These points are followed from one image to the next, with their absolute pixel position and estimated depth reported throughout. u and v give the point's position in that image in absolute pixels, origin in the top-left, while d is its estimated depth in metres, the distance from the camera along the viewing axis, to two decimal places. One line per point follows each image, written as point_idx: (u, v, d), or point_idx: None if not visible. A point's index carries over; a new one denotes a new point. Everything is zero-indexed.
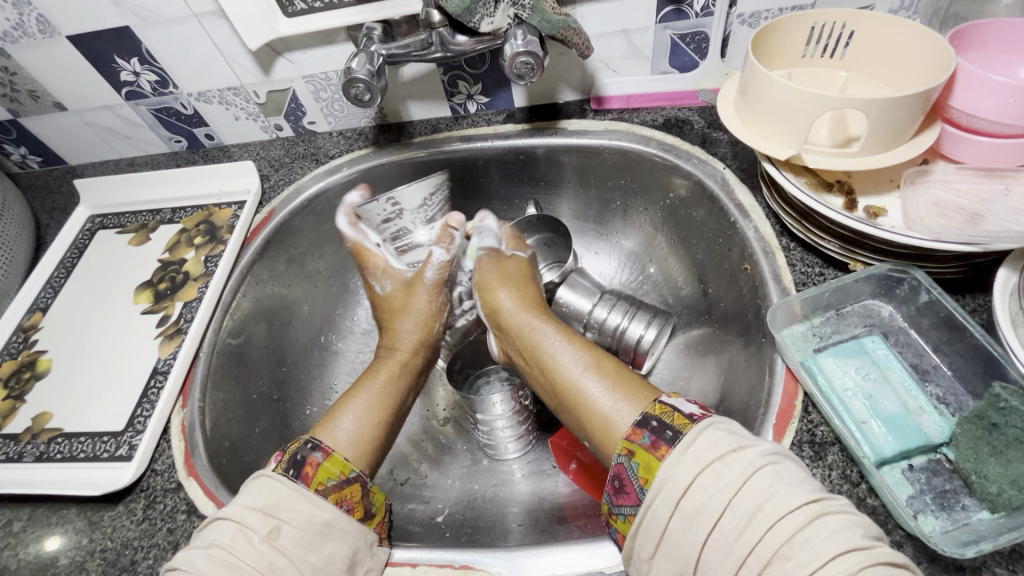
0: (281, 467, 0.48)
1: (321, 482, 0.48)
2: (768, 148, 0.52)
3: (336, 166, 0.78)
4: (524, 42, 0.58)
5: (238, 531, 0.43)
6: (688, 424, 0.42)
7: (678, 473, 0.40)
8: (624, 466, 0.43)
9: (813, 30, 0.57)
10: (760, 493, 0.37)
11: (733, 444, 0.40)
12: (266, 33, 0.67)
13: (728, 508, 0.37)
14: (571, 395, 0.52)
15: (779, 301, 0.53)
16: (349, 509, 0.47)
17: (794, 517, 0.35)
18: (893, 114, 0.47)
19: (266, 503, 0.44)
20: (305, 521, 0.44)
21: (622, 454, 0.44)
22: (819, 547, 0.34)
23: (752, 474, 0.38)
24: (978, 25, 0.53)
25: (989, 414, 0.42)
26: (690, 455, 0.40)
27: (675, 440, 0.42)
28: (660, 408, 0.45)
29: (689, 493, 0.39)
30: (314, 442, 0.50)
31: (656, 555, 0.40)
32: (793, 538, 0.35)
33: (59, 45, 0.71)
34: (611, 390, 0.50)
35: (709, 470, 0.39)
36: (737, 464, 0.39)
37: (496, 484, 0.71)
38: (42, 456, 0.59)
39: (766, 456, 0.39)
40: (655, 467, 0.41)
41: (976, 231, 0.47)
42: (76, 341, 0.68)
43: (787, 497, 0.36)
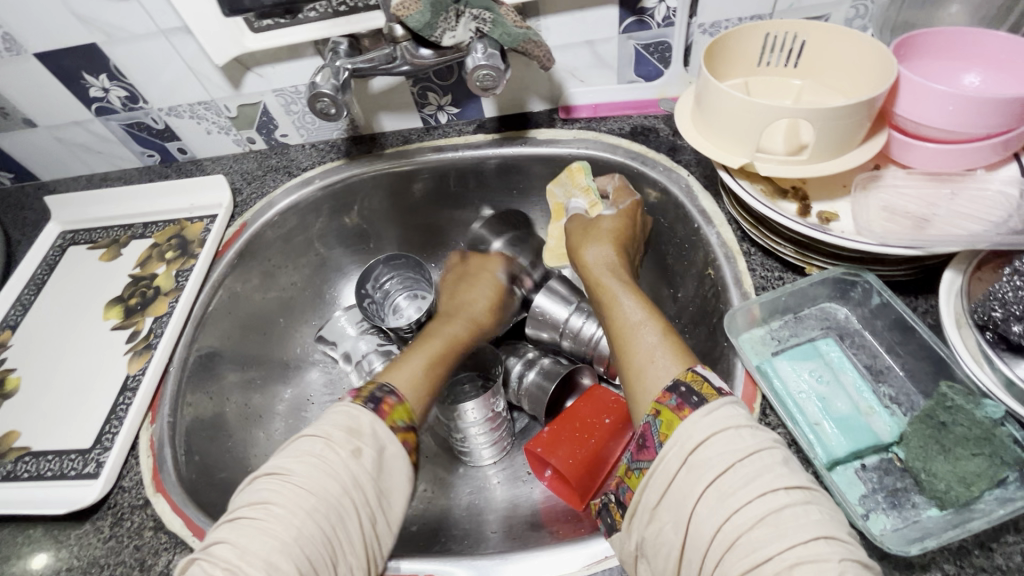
0: (360, 400, 0.50)
1: (393, 420, 0.50)
2: (722, 156, 0.54)
3: (309, 178, 0.78)
4: (485, 56, 0.58)
5: (325, 445, 0.45)
6: (715, 394, 0.42)
7: (698, 428, 0.40)
8: (649, 425, 0.44)
9: (767, 39, 0.58)
10: (764, 462, 0.38)
11: (751, 420, 0.41)
12: (232, 48, 0.68)
13: (730, 470, 0.38)
14: (624, 333, 0.53)
15: (738, 305, 0.54)
16: (409, 450, 0.50)
17: (788, 493, 0.36)
18: (837, 122, 0.48)
19: (351, 426, 0.47)
20: (383, 446, 0.47)
21: (648, 413, 0.44)
22: (805, 526, 0.35)
23: (762, 448, 0.39)
24: (925, 34, 0.54)
25: (937, 413, 0.43)
26: (716, 415, 0.40)
27: (700, 405, 0.41)
28: (691, 375, 0.44)
29: (701, 449, 0.39)
30: (389, 386, 0.53)
31: (658, 506, 0.40)
32: (781, 511, 0.36)
33: (26, 62, 0.71)
34: (660, 336, 0.50)
35: (726, 431, 0.40)
36: (752, 434, 0.39)
37: (472, 492, 0.72)
38: (9, 475, 0.59)
39: (773, 438, 0.40)
40: (675, 424, 0.42)
41: (921, 235, 0.48)
42: (45, 358, 0.68)
43: (786, 475, 0.37)
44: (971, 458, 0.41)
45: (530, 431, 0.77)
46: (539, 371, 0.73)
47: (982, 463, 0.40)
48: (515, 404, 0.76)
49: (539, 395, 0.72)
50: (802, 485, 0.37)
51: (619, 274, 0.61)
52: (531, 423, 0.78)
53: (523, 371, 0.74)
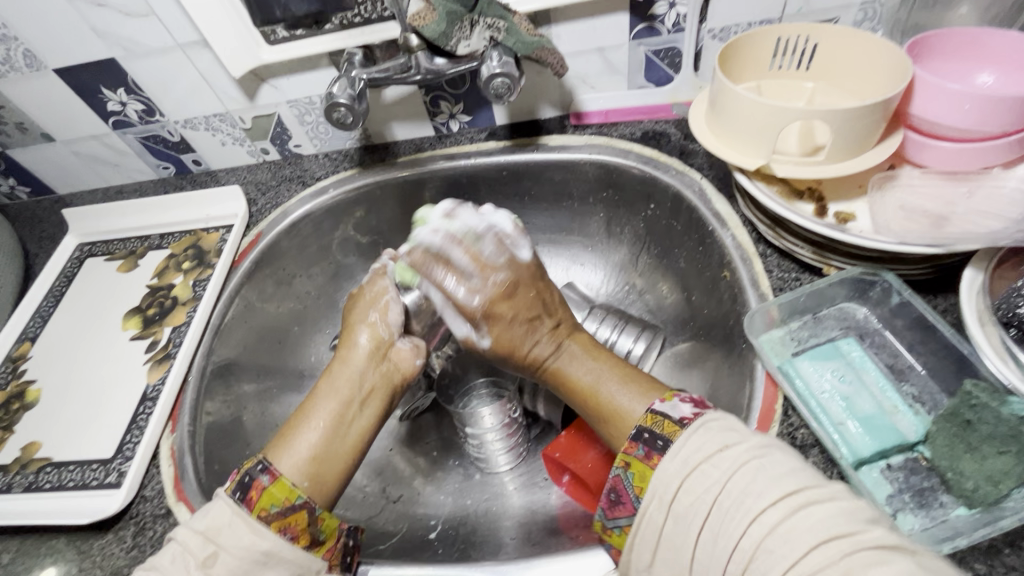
0: (230, 489, 0.47)
1: (264, 508, 0.46)
2: (737, 159, 0.54)
3: (323, 188, 0.79)
4: (500, 63, 0.59)
5: (180, 554, 0.43)
6: (678, 431, 0.42)
7: (668, 479, 0.40)
8: (621, 478, 0.43)
9: (779, 43, 0.58)
10: (740, 490, 0.37)
11: (720, 443, 0.40)
12: (248, 60, 0.69)
13: (714, 508, 0.38)
14: (588, 395, 0.51)
15: (756, 307, 0.54)
16: (292, 538, 0.45)
17: (776, 510, 0.35)
18: (853, 123, 0.48)
19: (208, 528, 0.44)
20: (243, 551, 0.43)
21: (618, 466, 0.44)
22: (799, 538, 0.34)
23: (735, 473, 0.38)
24: (939, 35, 0.54)
25: (962, 411, 0.43)
26: (680, 456, 0.40)
27: (666, 449, 0.41)
28: (652, 417, 0.44)
29: (680, 494, 0.39)
30: (263, 465, 0.48)
31: (654, 559, 0.41)
32: (775, 530, 0.35)
33: (46, 78, 0.72)
34: (620, 379, 0.51)
35: (693, 471, 0.39)
36: (720, 464, 0.39)
37: (489, 498, 0.71)
38: (32, 486, 0.59)
39: (750, 451, 0.39)
40: (648, 475, 0.41)
41: (941, 234, 0.48)
42: (64, 369, 0.68)
43: (766, 491, 0.36)
44: (998, 457, 0.40)
45: (545, 437, 0.76)
46: None
47: (1010, 461, 0.40)
48: (530, 410, 0.76)
49: (555, 399, 0.72)
50: (788, 492, 0.36)
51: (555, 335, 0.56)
52: (547, 429, 0.77)
53: None
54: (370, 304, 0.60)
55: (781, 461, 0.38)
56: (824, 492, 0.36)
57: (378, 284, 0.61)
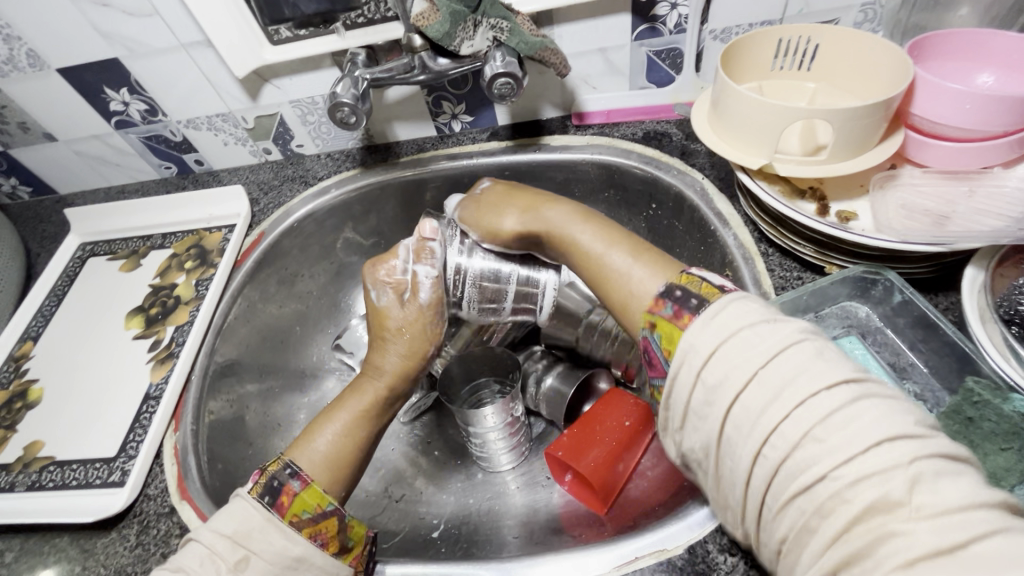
0: (258, 490, 0.47)
1: (296, 513, 0.47)
2: (740, 158, 0.54)
3: (326, 187, 0.79)
4: (504, 64, 0.60)
5: (207, 558, 0.42)
6: (716, 292, 0.39)
7: (699, 341, 0.37)
8: (648, 339, 0.42)
9: (780, 44, 0.59)
10: (785, 375, 0.33)
11: (764, 316, 0.36)
12: (252, 60, 0.69)
13: (764, 395, 0.33)
14: (602, 280, 0.51)
15: (757, 307, 0.53)
16: (322, 544, 0.46)
17: (831, 397, 0.31)
18: (855, 123, 0.49)
19: (237, 531, 0.44)
20: (274, 555, 0.44)
21: (645, 328, 0.43)
22: (861, 432, 0.30)
23: (785, 349, 0.34)
24: (938, 35, 0.55)
25: (964, 408, 0.44)
26: (716, 322, 0.37)
27: (697, 309, 0.39)
28: (687, 279, 0.42)
29: (710, 364, 0.36)
30: (292, 469, 0.50)
31: (685, 422, 0.38)
32: (827, 419, 0.31)
33: (49, 77, 0.73)
34: (636, 262, 0.49)
35: (729, 355, 0.35)
36: (759, 340, 0.35)
37: (492, 497, 0.71)
38: (34, 485, 0.59)
39: (796, 334, 0.35)
40: (676, 335, 0.39)
41: (942, 233, 0.48)
42: (67, 369, 0.68)
43: (822, 373, 0.32)
44: (1000, 453, 0.42)
45: (548, 435, 0.77)
46: (558, 374, 0.73)
47: (1012, 457, 0.42)
48: (533, 408, 0.77)
49: (558, 398, 0.72)
50: (846, 391, 0.32)
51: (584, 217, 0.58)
52: (548, 428, 0.77)
53: (544, 372, 0.75)
54: (393, 329, 0.61)
55: (839, 361, 0.34)
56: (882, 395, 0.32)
57: (407, 305, 0.61)
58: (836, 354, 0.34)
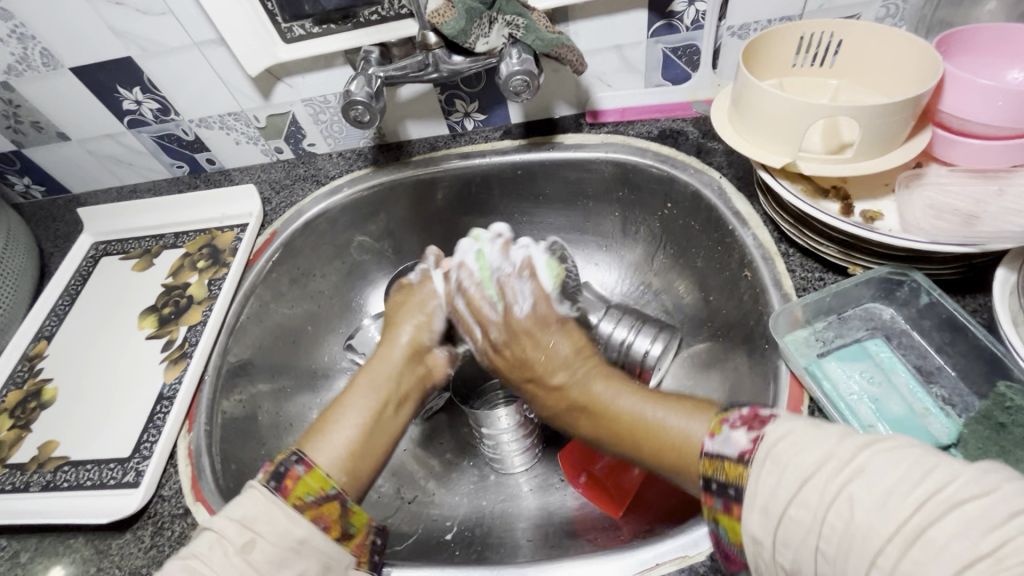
0: (262, 476, 0.45)
1: (299, 496, 0.45)
2: (763, 157, 0.53)
3: (338, 186, 0.79)
4: (519, 61, 0.59)
5: (215, 542, 0.42)
6: (744, 474, 0.36)
7: (755, 512, 0.34)
8: (716, 532, 0.38)
9: (802, 40, 0.58)
10: (846, 508, 0.31)
11: (801, 474, 0.33)
12: (264, 58, 0.68)
13: (818, 557, 0.32)
14: (634, 433, 0.45)
15: (780, 308, 0.53)
16: (326, 528, 0.45)
17: (889, 548, 0.29)
18: (881, 121, 0.47)
19: (244, 516, 0.43)
20: (279, 536, 0.42)
21: (707, 521, 0.38)
22: (940, 564, 0.27)
23: (835, 477, 0.32)
24: (966, 30, 0.54)
25: (995, 413, 0.43)
26: (758, 505, 0.34)
27: (741, 498, 0.35)
28: (711, 463, 0.38)
29: (779, 529, 0.33)
30: (297, 455, 0.48)
31: None
32: (906, 555, 0.28)
33: (63, 76, 0.72)
34: (678, 410, 0.44)
35: (793, 497, 0.33)
36: (807, 503, 0.32)
37: (505, 499, 0.71)
38: (49, 485, 0.59)
39: (839, 475, 0.32)
40: (738, 530, 0.35)
41: (971, 233, 0.47)
42: (80, 369, 0.68)
43: (887, 503, 0.30)
44: None
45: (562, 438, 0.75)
46: None
47: None
48: None
49: None
50: (899, 523, 0.29)
51: (586, 358, 0.53)
52: None
53: None
54: (399, 304, 0.64)
55: (889, 466, 0.32)
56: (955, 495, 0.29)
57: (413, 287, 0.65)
58: (883, 462, 0.32)
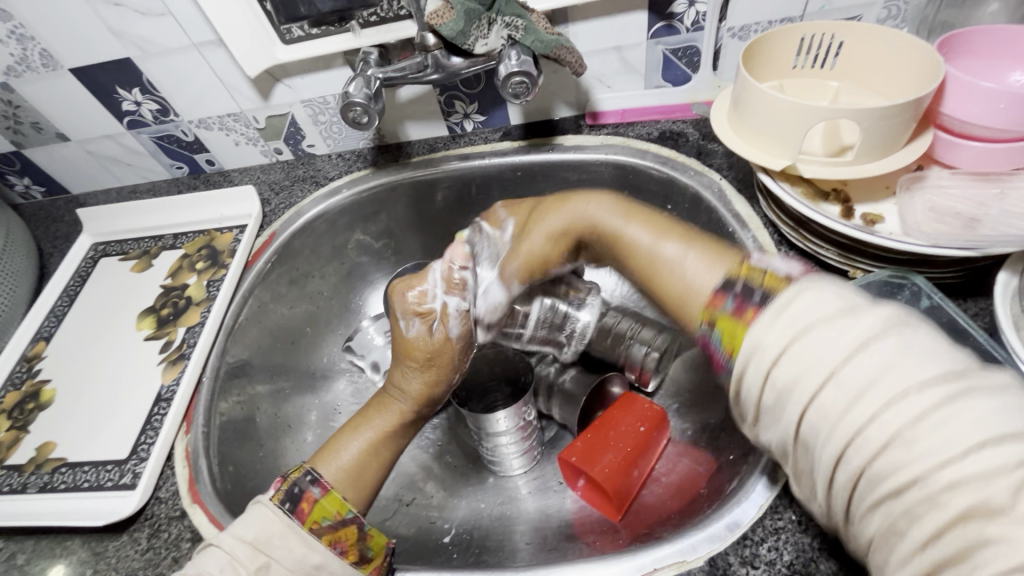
0: (279, 496, 0.46)
1: (315, 520, 0.46)
2: (763, 159, 0.53)
3: (337, 187, 0.79)
4: (518, 62, 0.59)
5: (227, 564, 0.42)
6: (782, 283, 0.38)
7: (767, 338, 0.34)
8: (708, 336, 0.40)
9: (803, 41, 0.57)
10: (867, 375, 0.30)
11: (838, 309, 0.33)
12: (264, 59, 0.68)
13: (831, 380, 0.31)
14: (650, 271, 0.48)
15: None
16: (341, 552, 0.45)
17: (923, 396, 0.29)
18: (883, 123, 0.47)
19: (257, 537, 0.44)
20: (295, 562, 0.43)
21: (703, 323, 0.41)
22: (953, 433, 0.28)
23: (866, 343, 0.31)
24: (967, 32, 0.53)
25: None
26: (762, 345, 0.34)
27: (764, 299, 0.37)
28: (747, 270, 0.41)
29: (780, 362, 0.33)
30: (314, 475, 0.49)
31: (757, 422, 0.36)
32: (923, 419, 0.28)
33: (62, 77, 0.72)
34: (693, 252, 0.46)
35: (802, 335, 0.33)
36: (842, 334, 0.32)
37: (503, 502, 0.70)
38: (46, 486, 0.59)
39: (884, 322, 0.32)
40: (740, 330, 0.37)
41: (973, 236, 0.47)
42: (78, 370, 0.68)
43: (909, 372, 0.30)
44: None
45: (560, 440, 0.75)
46: (571, 378, 0.72)
47: None
48: (545, 412, 0.76)
49: (571, 403, 0.71)
50: (937, 378, 0.29)
51: (626, 211, 0.55)
52: (559, 433, 0.76)
53: (556, 375, 0.73)
54: (421, 359, 0.57)
55: (920, 342, 0.31)
56: (990, 386, 0.29)
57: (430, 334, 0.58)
58: (919, 335, 0.31)
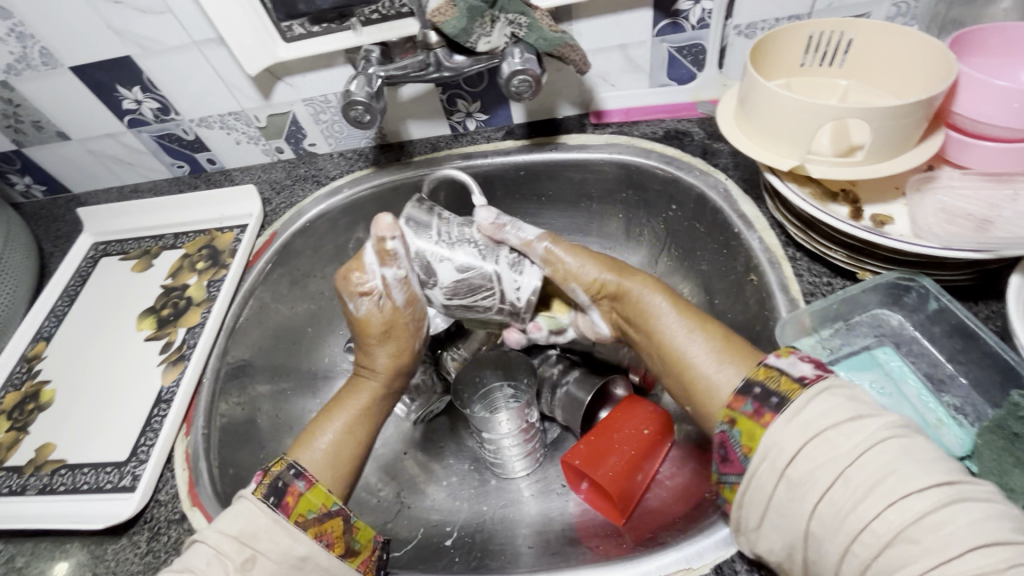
0: (262, 491, 0.45)
1: (301, 513, 0.45)
2: (771, 159, 0.52)
3: (338, 187, 0.78)
4: (522, 60, 0.58)
5: (214, 558, 0.40)
6: (798, 389, 0.38)
7: (785, 438, 0.36)
8: (727, 434, 0.41)
9: (811, 39, 0.56)
10: (882, 466, 0.33)
11: (850, 413, 0.36)
12: (265, 58, 0.68)
13: (839, 480, 0.33)
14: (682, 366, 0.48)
15: (786, 315, 0.51)
16: (328, 545, 0.44)
17: (921, 498, 0.31)
18: (894, 122, 0.46)
19: (242, 532, 0.42)
20: (282, 554, 0.42)
21: (724, 421, 0.41)
22: (954, 533, 0.30)
23: (873, 447, 0.33)
24: (978, 30, 0.52)
25: (1009, 423, 0.41)
26: (798, 423, 0.36)
27: (783, 405, 0.38)
28: (765, 372, 0.41)
29: (797, 461, 0.35)
30: (297, 469, 0.48)
31: (762, 524, 0.37)
32: (922, 519, 0.30)
33: (62, 76, 0.72)
34: (714, 351, 0.47)
35: (815, 437, 0.35)
36: (852, 435, 0.34)
37: (506, 504, 0.70)
38: (45, 488, 0.58)
39: (890, 429, 0.34)
40: (759, 433, 0.38)
41: (985, 238, 0.46)
42: (78, 370, 0.68)
43: (913, 475, 0.32)
44: None
45: (563, 441, 0.75)
46: (574, 380, 0.71)
47: None
48: (547, 414, 0.75)
49: (574, 405, 0.70)
50: (935, 482, 0.31)
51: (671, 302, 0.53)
52: (563, 434, 0.76)
53: (559, 378, 0.73)
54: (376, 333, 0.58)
55: (924, 449, 0.34)
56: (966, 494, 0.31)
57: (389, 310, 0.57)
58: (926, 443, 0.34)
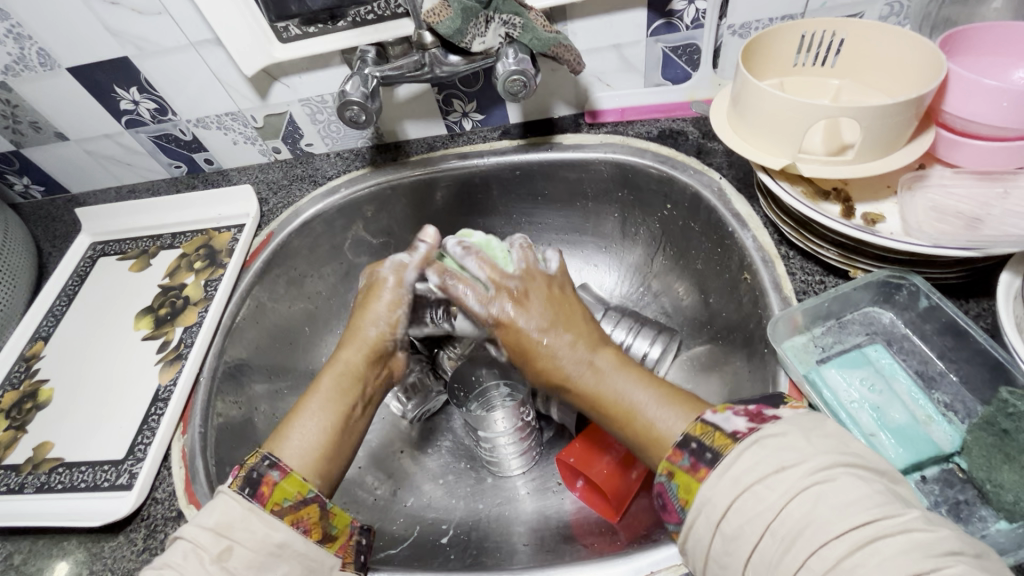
0: (236, 484, 0.45)
1: (276, 502, 0.45)
2: (763, 158, 0.52)
3: (335, 187, 0.78)
4: (516, 61, 0.58)
5: (191, 551, 0.41)
6: (729, 444, 0.37)
7: (715, 496, 0.35)
8: (666, 485, 0.39)
9: (804, 39, 0.57)
10: (803, 516, 0.32)
11: (775, 463, 0.34)
12: (261, 58, 0.68)
13: (767, 532, 0.33)
14: (627, 421, 0.45)
15: (779, 313, 0.52)
16: (305, 531, 0.45)
17: (842, 543, 0.31)
18: (883, 121, 0.46)
19: (219, 523, 0.43)
20: (258, 543, 0.42)
21: (662, 473, 0.40)
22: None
23: (794, 497, 0.33)
24: (969, 30, 0.53)
25: (998, 419, 0.41)
26: (728, 478, 0.35)
27: (717, 462, 0.36)
28: (700, 427, 0.39)
29: (728, 517, 0.34)
30: (271, 459, 0.47)
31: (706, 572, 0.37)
32: (840, 564, 0.30)
33: (59, 76, 0.72)
34: (657, 396, 0.45)
35: (743, 490, 0.34)
36: (776, 486, 0.33)
37: (501, 503, 0.70)
38: (43, 486, 0.59)
39: (813, 474, 0.33)
40: (694, 488, 0.37)
41: (975, 236, 0.46)
42: (76, 369, 0.68)
43: (833, 521, 0.31)
44: None
45: (559, 440, 0.75)
46: None
47: None
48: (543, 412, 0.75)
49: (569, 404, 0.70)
50: (859, 520, 0.31)
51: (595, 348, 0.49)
52: (559, 433, 0.76)
53: None
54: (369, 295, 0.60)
55: (848, 486, 0.33)
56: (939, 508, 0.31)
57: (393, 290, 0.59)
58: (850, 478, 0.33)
